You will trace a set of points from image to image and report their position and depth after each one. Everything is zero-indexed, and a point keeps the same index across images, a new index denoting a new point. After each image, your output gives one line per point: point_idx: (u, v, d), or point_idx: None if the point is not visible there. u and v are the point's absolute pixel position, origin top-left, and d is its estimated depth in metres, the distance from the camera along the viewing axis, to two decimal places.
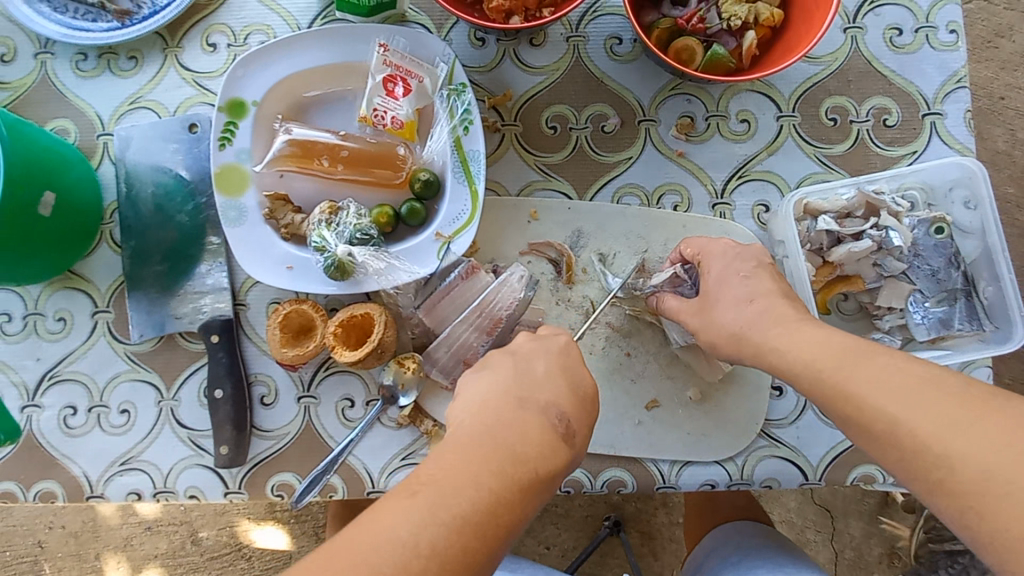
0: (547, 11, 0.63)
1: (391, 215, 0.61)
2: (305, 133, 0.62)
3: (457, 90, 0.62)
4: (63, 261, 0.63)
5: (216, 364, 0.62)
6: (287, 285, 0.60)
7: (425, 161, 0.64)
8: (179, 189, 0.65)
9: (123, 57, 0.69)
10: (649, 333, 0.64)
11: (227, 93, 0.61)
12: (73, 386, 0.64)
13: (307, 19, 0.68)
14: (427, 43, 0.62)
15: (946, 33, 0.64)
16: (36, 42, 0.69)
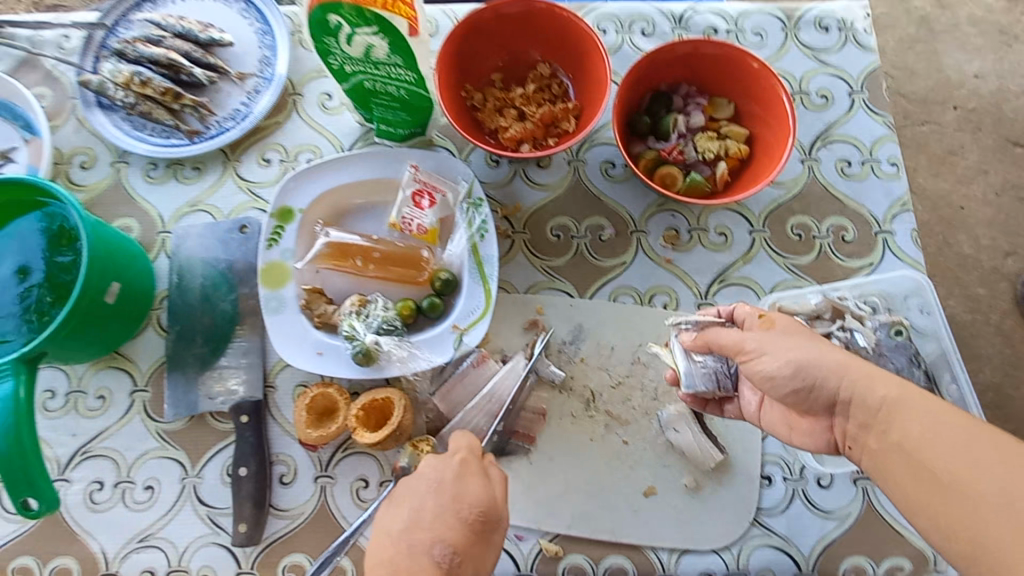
0: (553, 142, 0.76)
1: (413, 307, 0.69)
2: (341, 237, 0.72)
3: (475, 204, 0.72)
4: (114, 342, 0.70)
5: (242, 443, 0.67)
6: (316, 369, 0.66)
7: (445, 262, 0.73)
8: (225, 280, 0.73)
9: (188, 167, 0.80)
10: (646, 422, 0.69)
11: (279, 201, 0.72)
12: (103, 462, 0.68)
13: (349, 141, 0.80)
14: (451, 165, 0.74)
15: (889, 166, 0.76)
16: (114, 153, 0.81)
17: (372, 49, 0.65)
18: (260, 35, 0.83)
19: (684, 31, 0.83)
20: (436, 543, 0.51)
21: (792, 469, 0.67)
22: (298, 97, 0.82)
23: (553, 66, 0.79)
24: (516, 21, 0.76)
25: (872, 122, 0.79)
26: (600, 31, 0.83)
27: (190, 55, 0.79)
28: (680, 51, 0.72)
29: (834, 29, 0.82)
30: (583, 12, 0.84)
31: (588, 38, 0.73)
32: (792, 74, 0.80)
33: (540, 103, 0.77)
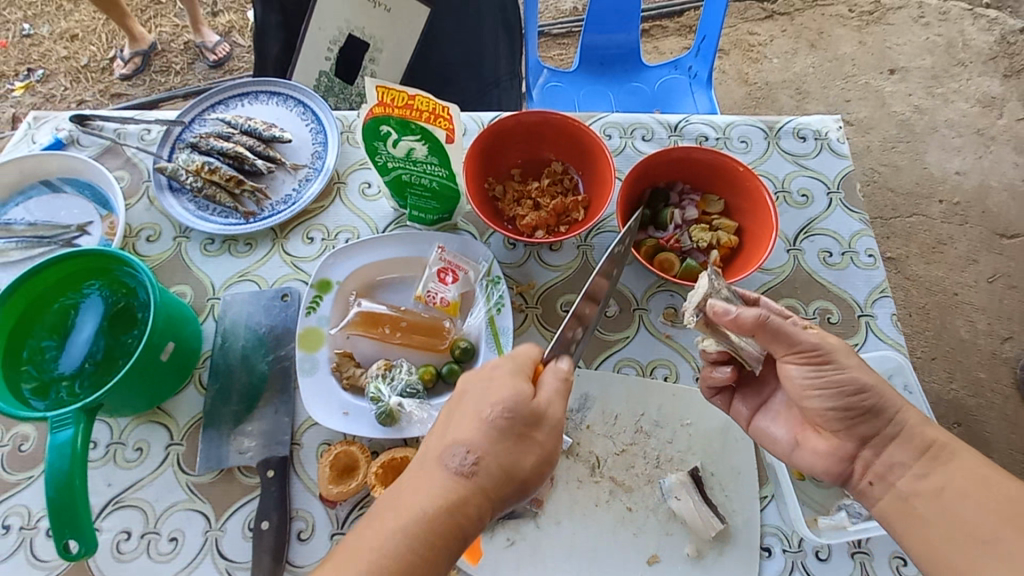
0: (563, 229, 0.86)
1: (434, 373, 0.76)
2: (371, 306, 0.79)
3: (493, 281, 0.82)
4: (159, 397, 0.76)
5: (267, 496, 0.70)
6: (341, 428, 0.72)
7: (464, 332, 0.80)
8: (264, 344, 0.80)
9: (241, 242, 0.90)
10: (649, 490, 0.72)
11: (320, 274, 0.81)
12: (133, 512, 0.72)
13: (384, 223, 0.91)
14: (474, 248, 0.84)
15: (867, 256, 0.85)
16: (178, 228, 0.92)
17: (413, 151, 0.79)
18: (314, 133, 0.98)
19: (679, 137, 0.96)
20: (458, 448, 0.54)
21: (791, 541, 0.70)
22: (342, 185, 0.95)
23: (565, 164, 0.91)
24: (534, 128, 0.88)
25: (850, 218, 0.88)
26: (606, 136, 0.96)
27: (255, 148, 0.93)
28: (675, 156, 0.84)
29: (811, 138, 0.95)
30: (591, 120, 0.98)
31: (595, 143, 0.85)
32: (775, 175, 0.92)
33: (553, 195, 0.88)
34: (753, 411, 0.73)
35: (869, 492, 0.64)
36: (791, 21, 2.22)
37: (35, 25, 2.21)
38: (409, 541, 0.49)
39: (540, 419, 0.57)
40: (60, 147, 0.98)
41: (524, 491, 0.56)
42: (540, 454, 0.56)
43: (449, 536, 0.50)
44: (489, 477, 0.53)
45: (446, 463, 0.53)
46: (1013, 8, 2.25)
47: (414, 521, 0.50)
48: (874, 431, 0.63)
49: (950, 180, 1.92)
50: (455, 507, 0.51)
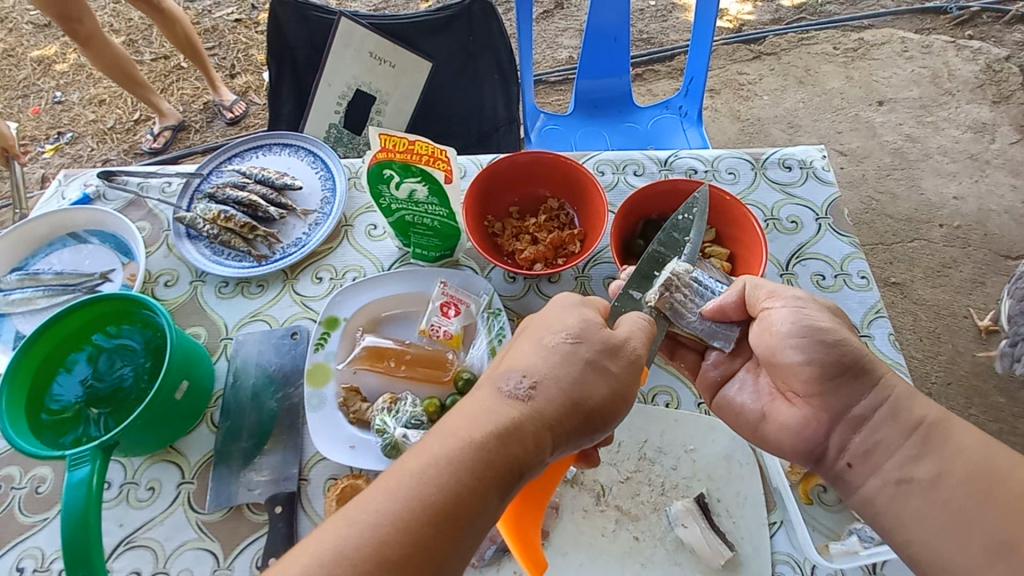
0: (561, 261, 0.89)
1: (438, 405, 0.77)
2: (376, 341, 0.81)
3: (494, 313, 0.85)
4: (171, 436, 0.78)
5: (275, 533, 0.71)
6: (348, 461, 0.73)
7: (467, 364, 0.83)
8: (273, 381, 0.83)
9: (253, 285, 0.95)
10: (655, 519, 0.72)
11: (328, 311, 0.84)
12: (143, 552, 0.73)
13: (389, 261, 0.95)
14: (474, 282, 0.88)
15: (859, 278, 0.87)
16: (194, 273, 0.96)
17: (414, 192, 0.84)
18: (323, 180, 1.04)
19: (669, 171, 1.01)
20: (516, 373, 0.53)
21: (803, 568, 0.69)
22: (349, 227, 1.00)
23: (560, 200, 0.96)
24: (527, 167, 0.93)
25: (840, 242, 0.91)
26: (599, 173, 1.01)
27: (267, 197, 0.99)
28: (662, 188, 0.88)
29: (796, 167, 0.99)
30: (584, 158, 1.03)
31: (587, 179, 0.90)
32: (763, 204, 0.95)
33: (550, 230, 0.92)
34: (722, 380, 0.76)
35: (847, 475, 0.63)
36: (778, 60, 2.32)
37: (65, 92, 2.38)
38: (466, 452, 0.46)
39: (618, 350, 0.56)
40: (87, 202, 1.04)
41: (596, 424, 0.53)
42: (613, 386, 0.54)
43: (510, 453, 0.47)
44: (550, 399, 0.51)
45: (502, 385, 0.52)
46: (995, 39, 2.33)
47: (471, 439, 0.47)
48: (855, 401, 0.62)
49: (949, 204, 1.94)
50: (512, 427, 0.49)
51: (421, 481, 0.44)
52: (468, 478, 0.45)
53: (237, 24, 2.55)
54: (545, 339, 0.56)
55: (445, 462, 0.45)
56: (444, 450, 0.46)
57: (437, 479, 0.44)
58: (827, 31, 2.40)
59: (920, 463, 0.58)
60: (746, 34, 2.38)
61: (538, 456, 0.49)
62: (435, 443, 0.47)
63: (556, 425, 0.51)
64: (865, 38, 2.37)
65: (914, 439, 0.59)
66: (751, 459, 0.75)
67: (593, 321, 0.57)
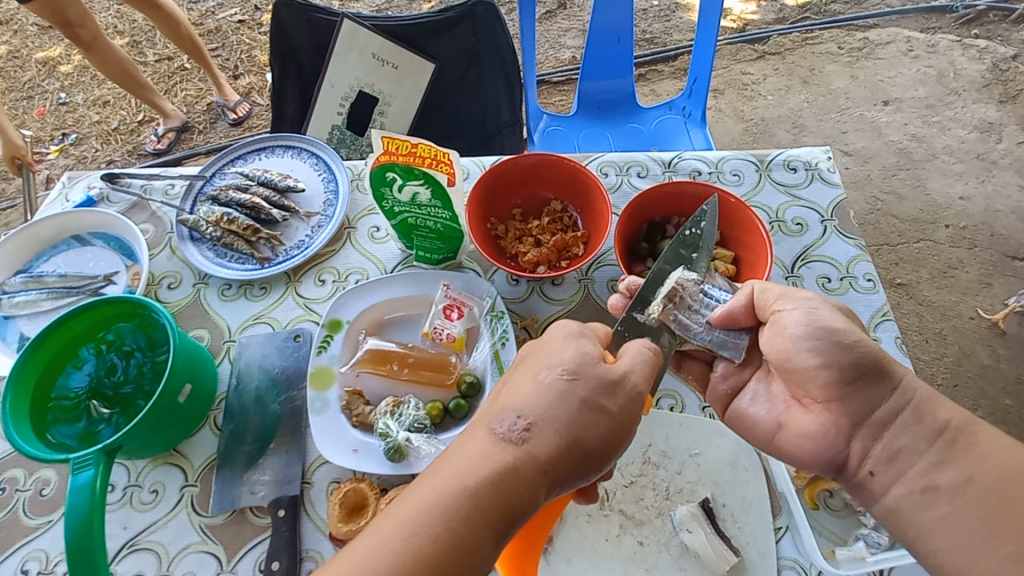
0: (565, 264, 0.89)
1: (441, 408, 0.77)
2: (380, 344, 0.81)
3: (497, 316, 0.85)
4: (175, 438, 0.78)
5: (278, 536, 0.71)
6: (352, 464, 0.73)
7: (470, 367, 0.83)
8: (276, 384, 0.83)
9: (257, 287, 0.94)
10: (660, 524, 0.71)
11: (331, 314, 0.84)
12: (147, 555, 0.73)
13: (392, 264, 0.95)
14: (477, 284, 0.87)
15: (866, 281, 0.86)
16: (198, 275, 0.96)
17: (418, 195, 0.84)
18: (326, 182, 1.04)
19: (673, 173, 1.00)
20: (512, 414, 0.52)
21: (809, 573, 0.68)
22: (352, 229, 1.00)
23: (563, 203, 0.95)
24: (531, 170, 0.93)
25: (846, 244, 0.90)
26: (603, 175, 1.01)
27: (270, 199, 0.99)
28: (667, 190, 0.87)
29: (802, 168, 0.98)
30: (588, 160, 1.02)
31: (591, 181, 0.90)
32: (769, 206, 0.95)
33: (554, 232, 0.92)
34: (732, 393, 0.75)
35: (870, 485, 0.61)
36: (783, 60, 2.31)
37: (70, 93, 2.39)
38: (459, 500, 0.46)
39: (616, 387, 0.54)
40: (91, 204, 1.05)
41: (593, 466, 0.52)
42: (610, 426, 0.53)
43: (503, 501, 0.47)
44: (543, 442, 0.50)
45: (496, 427, 0.51)
46: (1001, 38, 2.31)
47: (463, 486, 0.46)
48: (876, 405, 0.62)
49: (955, 205, 1.93)
50: (507, 470, 0.48)
51: (414, 532, 0.44)
52: (461, 531, 0.45)
53: (241, 25, 2.55)
54: (540, 376, 0.55)
55: (439, 512, 0.45)
56: (436, 499, 0.46)
57: (430, 533, 0.44)
58: (832, 30, 2.38)
59: (944, 471, 0.56)
60: (750, 34, 2.37)
61: (532, 501, 0.48)
62: (427, 492, 0.47)
63: (551, 468, 0.50)
64: (871, 37, 2.35)
65: (938, 445, 0.58)
66: (757, 463, 0.75)
67: (589, 356, 0.56)
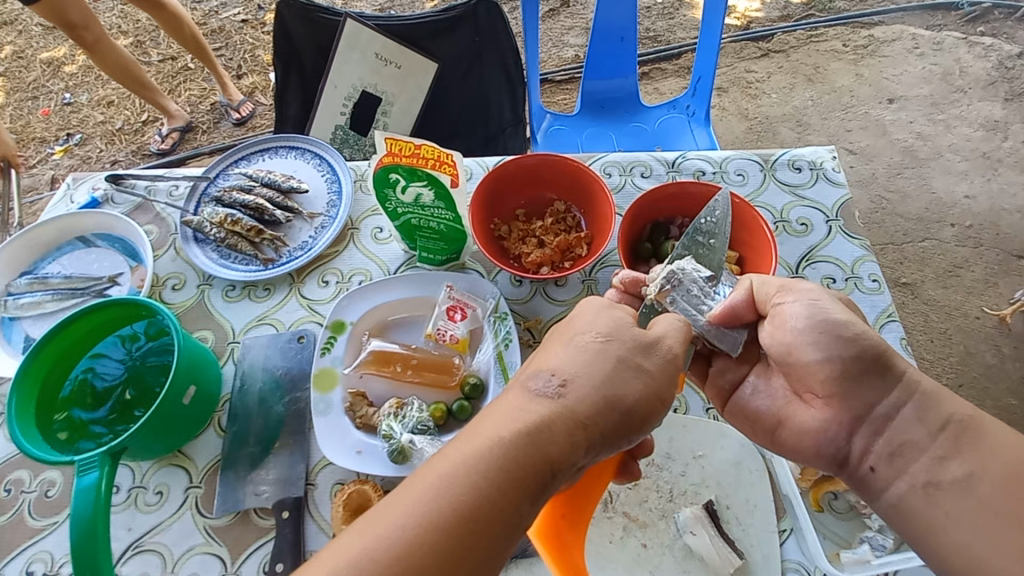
0: (568, 264, 0.89)
1: (445, 410, 0.77)
2: (383, 346, 0.81)
3: (501, 317, 0.85)
4: (180, 440, 0.79)
5: (282, 538, 0.71)
6: (355, 467, 0.73)
7: (474, 368, 0.83)
8: (280, 386, 0.83)
9: (260, 288, 0.95)
10: (663, 526, 0.71)
11: (335, 316, 0.84)
12: (152, 556, 0.73)
13: (395, 265, 0.95)
14: (481, 286, 0.87)
15: (870, 282, 0.86)
16: (201, 276, 0.97)
17: (421, 196, 0.84)
18: (329, 183, 1.04)
19: (677, 173, 1.00)
20: (545, 374, 0.51)
21: None
22: (355, 230, 1.00)
23: (567, 204, 0.95)
24: (534, 170, 0.93)
25: (850, 244, 0.89)
26: (606, 175, 1.00)
27: (274, 200, 0.99)
28: (671, 191, 0.87)
29: (806, 168, 0.98)
30: (591, 160, 1.02)
31: (594, 182, 0.89)
32: (772, 206, 0.94)
33: (557, 233, 0.92)
34: (733, 386, 0.76)
35: (871, 480, 0.61)
36: (787, 58, 2.30)
37: (75, 94, 2.40)
38: (493, 451, 0.44)
39: (651, 348, 0.53)
40: (95, 205, 1.05)
41: (632, 426, 0.51)
42: (647, 384, 0.51)
43: (542, 453, 0.45)
44: (580, 396, 0.49)
45: (532, 385, 0.50)
46: (1007, 35, 2.30)
47: (498, 438, 0.45)
48: (879, 400, 0.61)
49: (960, 204, 1.92)
50: (540, 424, 0.47)
51: (451, 483, 0.43)
52: (501, 482, 0.43)
53: (244, 25, 2.55)
54: (576, 338, 0.54)
55: (472, 466, 0.44)
56: (469, 455, 0.44)
57: (468, 482, 0.43)
58: (836, 28, 2.37)
59: (949, 465, 0.56)
60: (754, 32, 2.36)
61: (571, 456, 0.47)
62: (463, 443, 0.46)
63: (589, 424, 0.48)
64: (876, 35, 2.34)
65: (941, 440, 0.58)
66: (761, 466, 0.74)
67: (624, 320, 0.55)
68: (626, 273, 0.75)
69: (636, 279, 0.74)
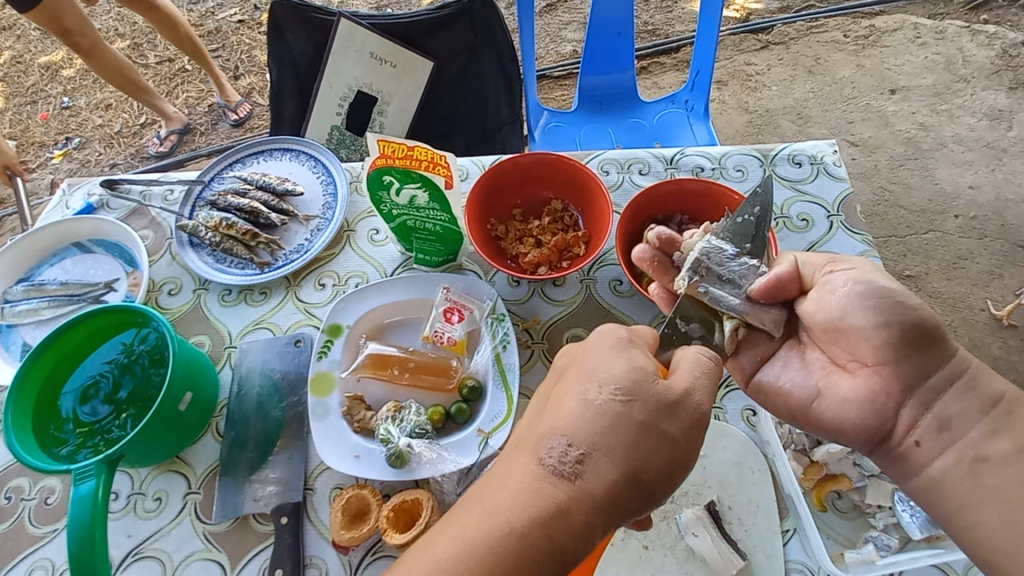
0: (566, 264, 0.88)
1: (443, 413, 0.77)
2: (381, 348, 0.81)
3: (498, 318, 0.84)
4: (178, 446, 0.78)
5: (281, 544, 0.71)
6: (353, 471, 0.72)
7: (472, 371, 0.82)
8: (276, 390, 0.82)
9: (256, 292, 0.94)
10: (665, 527, 0.71)
11: (331, 319, 0.84)
12: (152, 563, 0.73)
13: (392, 267, 0.95)
14: (478, 287, 0.87)
15: None
16: (198, 281, 0.96)
17: (415, 198, 0.83)
18: (325, 184, 1.03)
19: (676, 169, 0.98)
20: (555, 435, 0.48)
21: None
22: (352, 232, 0.99)
23: (564, 202, 0.94)
24: (530, 169, 0.92)
25: (852, 240, 0.88)
26: (604, 172, 0.99)
27: (269, 203, 0.99)
28: (668, 187, 0.86)
29: (807, 163, 0.96)
30: (588, 158, 1.01)
31: (592, 181, 0.88)
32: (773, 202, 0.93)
33: (554, 232, 0.91)
34: (762, 360, 0.73)
35: (916, 453, 0.62)
36: (787, 49, 2.28)
37: (72, 97, 2.39)
38: (505, 543, 0.42)
39: (675, 407, 0.51)
40: (90, 211, 1.04)
41: (647, 499, 0.49)
42: (670, 454, 0.49)
43: (551, 543, 0.43)
44: (599, 476, 0.47)
45: (545, 455, 0.47)
46: (1011, 23, 2.27)
47: (509, 527, 0.43)
48: (934, 372, 0.62)
49: (964, 195, 1.90)
50: (556, 512, 0.44)
51: (457, 572, 0.41)
52: (509, 569, 0.42)
53: (240, 25, 2.54)
54: (596, 361, 0.51)
55: (479, 551, 0.42)
56: (479, 536, 0.43)
57: (470, 574, 0.41)
58: (837, 19, 2.34)
59: (996, 441, 0.58)
60: (753, 24, 2.34)
61: (586, 543, 0.45)
62: (472, 523, 0.44)
63: (605, 506, 0.46)
64: (877, 24, 2.31)
65: (991, 415, 0.60)
66: (763, 465, 0.74)
67: None
68: (664, 231, 0.77)
69: (672, 238, 0.77)
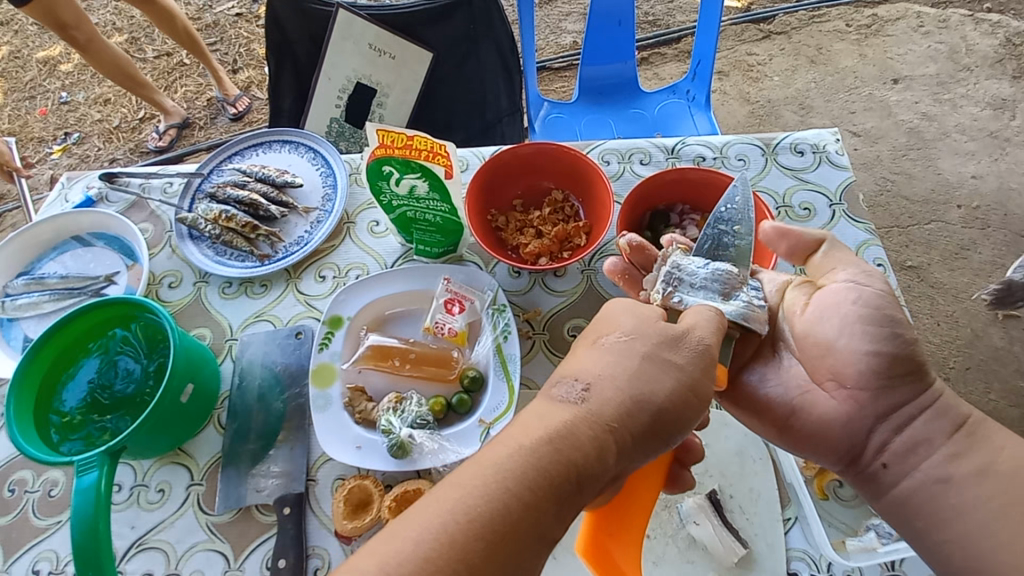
0: (567, 254, 0.88)
1: (444, 403, 0.77)
2: (381, 340, 0.81)
3: (499, 309, 0.84)
4: (179, 438, 0.78)
5: (284, 534, 0.71)
6: (354, 461, 0.72)
7: (473, 361, 0.82)
8: (277, 382, 0.83)
9: (257, 285, 0.94)
10: (666, 516, 0.71)
11: (332, 311, 0.83)
12: (156, 554, 0.73)
13: (392, 259, 0.94)
14: (478, 277, 0.86)
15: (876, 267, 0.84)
16: (198, 274, 0.96)
17: (415, 188, 0.82)
18: (324, 176, 1.03)
19: (677, 159, 0.98)
20: (564, 380, 0.48)
21: (819, 565, 0.67)
22: (352, 224, 0.99)
23: (564, 192, 0.94)
24: (531, 159, 0.91)
25: (855, 228, 0.88)
26: (604, 163, 0.98)
27: (268, 195, 0.98)
28: (669, 177, 0.85)
29: (809, 151, 0.96)
30: (588, 148, 1.00)
31: (592, 172, 0.88)
32: (775, 191, 0.92)
33: (555, 223, 0.90)
34: (742, 369, 0.75)
35: (882, 476, 0.63)
36: (789, 39, 2.26)
37: (71, 92, 2.38)
38: (515, 460, 0.42)
39: (679, 340, 0.51)
40: (90, 204, 1.04)
41: (665, 428, 0.47)
42: (680, 378, 0.48)
43: (566, 461, 0.43)
44: (606, 399, 0.46)
45: (557, 391, 0.47)
46: (1014, 12, 2.25)
47: (519, 446, 0.43)
48: (909, 403, 0.63)
49: (967, 184, 1.89)
50: (563, 430, 0.44)
51: (469, 492, 0.41)
52: (523, 493, 0.41)
53: (238, 18, 2.52)
54: (603, 346, 0.51)
55: (495, 473, 0.41)
56: (493, 459, 0.42)
57: (483, 490, 0.41)
58: (840, 8, 2.32)
59: (962, 461, 0.59)
60: (755, 13, 2.31)
61: (598, 462, 0.44)
62: (483, 452, 0.43)
63: (616, 427, 0.45)
64: (880, 14, 2.29)
65: (957, 438, 0.61)
66: (764, 454, 0.74)
67: (641, 313, 0.53)
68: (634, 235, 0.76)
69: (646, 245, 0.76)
